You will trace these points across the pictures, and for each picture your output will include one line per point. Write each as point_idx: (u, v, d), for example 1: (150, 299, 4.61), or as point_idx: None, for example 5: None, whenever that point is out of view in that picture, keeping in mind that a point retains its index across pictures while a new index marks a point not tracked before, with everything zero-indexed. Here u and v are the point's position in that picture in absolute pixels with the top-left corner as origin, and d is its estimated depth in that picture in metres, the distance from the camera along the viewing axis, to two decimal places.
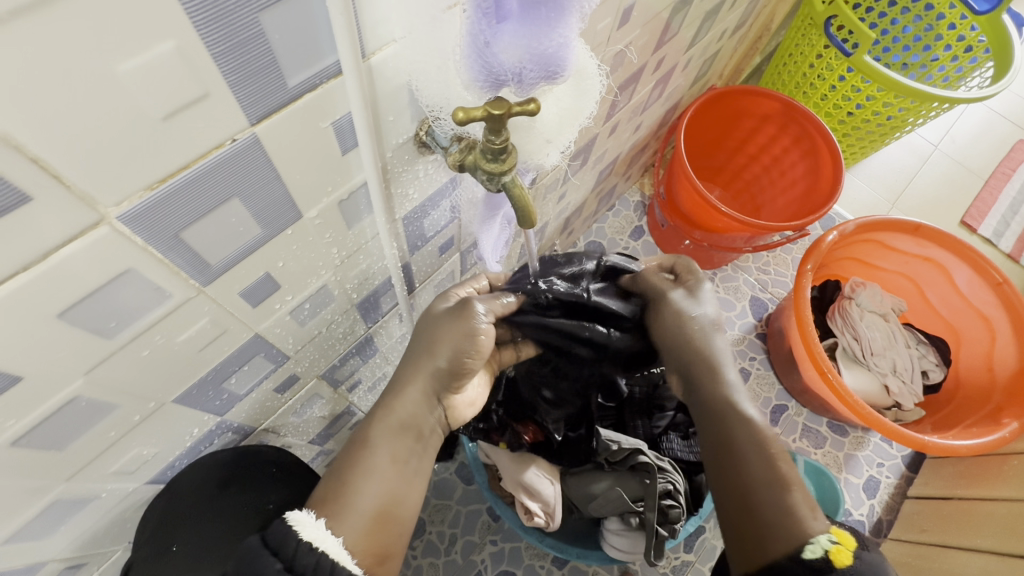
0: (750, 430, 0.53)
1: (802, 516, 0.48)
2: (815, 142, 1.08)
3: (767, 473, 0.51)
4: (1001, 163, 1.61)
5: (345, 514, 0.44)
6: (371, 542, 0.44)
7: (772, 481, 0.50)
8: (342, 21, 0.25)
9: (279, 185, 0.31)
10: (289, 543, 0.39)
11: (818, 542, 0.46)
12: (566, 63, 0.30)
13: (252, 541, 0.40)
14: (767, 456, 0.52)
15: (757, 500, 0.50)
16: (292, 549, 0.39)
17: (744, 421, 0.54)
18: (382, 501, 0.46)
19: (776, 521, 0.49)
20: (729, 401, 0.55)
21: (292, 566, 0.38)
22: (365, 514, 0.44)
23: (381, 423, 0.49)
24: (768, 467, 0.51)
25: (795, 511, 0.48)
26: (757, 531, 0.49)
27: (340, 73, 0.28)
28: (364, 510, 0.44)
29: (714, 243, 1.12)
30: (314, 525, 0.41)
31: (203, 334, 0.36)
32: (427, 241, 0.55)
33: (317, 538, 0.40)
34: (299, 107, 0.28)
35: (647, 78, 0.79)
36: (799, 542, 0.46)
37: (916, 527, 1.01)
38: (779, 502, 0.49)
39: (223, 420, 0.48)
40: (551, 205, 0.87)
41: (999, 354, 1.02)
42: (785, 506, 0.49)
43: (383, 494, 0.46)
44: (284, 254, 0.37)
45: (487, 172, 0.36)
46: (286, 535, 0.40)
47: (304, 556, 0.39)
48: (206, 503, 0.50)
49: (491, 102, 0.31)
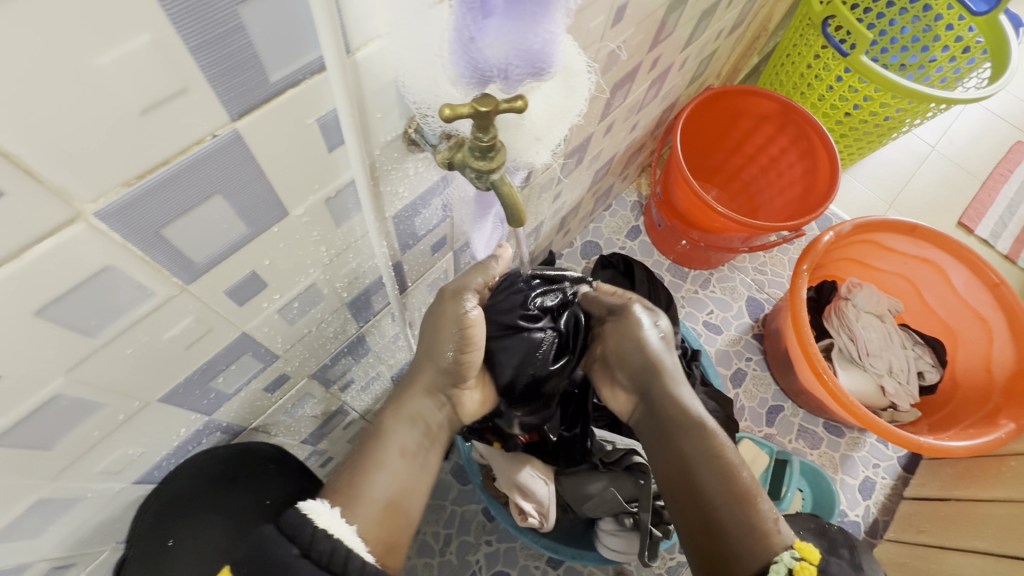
0: (707, 450, 0.55)
1: (767, 530, 0.51)
2: (812, 142, 1.08)
3: (728, 492, 0.53)
4: (998, 164, 1.61)
5: (358, 503, 0.44)
6: (382, 532, 0.45)
7: (732, 499, 0.52)
8: (324, 16, 0.24)
9: (263, 182, 0.31)
10: (305, 529, 0.40)
11: (782, 559, 0.49)
12: (553, 59, 0.30)
13: (266, 528, 0.41)
14: (725, 475, 0.53)
15: (728, 520, 0.52)
16: (309, 535, 0.40)
17: (698, 435, 0.55)
18: (391, 493, 0.46)
19: (743, 541, 0.51)
20: (684, 420, 0.57)
21: (309, 550, 0.39)
22: (376, 503, 0.45)
23: (392, 417, 0.50)
24: (730, 486, 0.53)
25: (760, 528, 0.51)
26: (727, 554, 0.51)
27: (324, 69, 0.28)
28: (375, 501, 0.45)
29: (711, 243, 1.11)
30: (327, 514, 0.42)
31: (188, 332, 0.36)
32: (419, 239, 0.55)
33: (332, 525, 0.41)
34: (282, 103, 0.28)
35: (643, 78, 0.78)
36: (766, 560, 0.49)
37: (913, 528, 1.00)
38: (744, 520, 0.51)
39: (211, 420, 0.47)
40: (546, 204, 0.87)
41: (996, 355, 1.02)
42: (749, 523, 0.51)
43: (393, 486, 0.47)
44: (271, 252, 0.37)
45: (476, 170, 0.35)
46: (301, 522, 0.40)
47: (321, 541, 0.40)
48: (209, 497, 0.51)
49: (478, 99, 0.30)
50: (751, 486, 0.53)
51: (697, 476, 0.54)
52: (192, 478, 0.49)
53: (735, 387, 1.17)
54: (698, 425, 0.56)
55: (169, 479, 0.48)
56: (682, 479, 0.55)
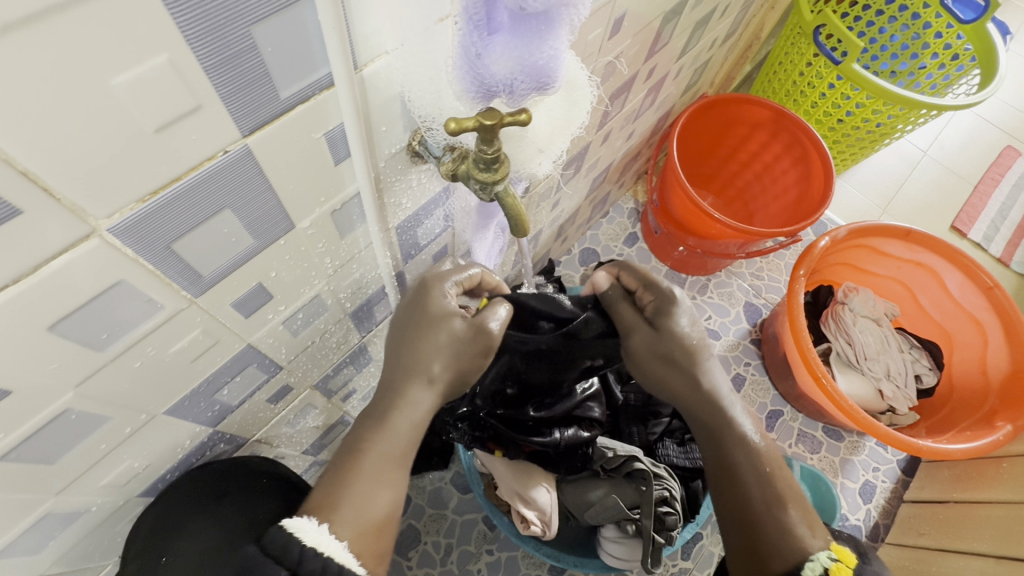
0: (746, 449, 0.56)
1: (801, 534, 0.52)
2: (806, 149, 1.09)
3: (764, 493, 0.54)
4: (990, 168, 1.63)
5: (346, 517, 0.43)
6: (369, 547, 0.44)
7: (764, 499, 0.54)
8: (336, 33, 0.25)
9: (271, 196, 0.31)
10: (293, 549, 0.40)
11: (817, 559, 0.50)
12: (557, 74, 0.30)
13: (251, 550, 0.41)
14: (763, 477, 0.55)
15: (762, 513, 0.54)
16: (297, 553, 0.40)
17: (741, 441, 0.57)
18: (387, 510, 0.46)
19: (778, 541, 0.52)
20: (725, 418, 0.58)
21: (298, 570, 0.39)
22: (366, 518, 0.44)
23: (380, 435, 0.47)
24: (764, 486, 0.55)
25: (793, 531, 0.52)
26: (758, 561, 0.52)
27: (333, 84, 0.28)
28: (363, 518, 0.44)
29: (708, 250, 1.12)
30: (316, 531, 0.42)
31: (194, 345, 0.36)
32: (420, 249, 0.55)
33: (320, 544, 0.41)
34: (291, 119, 0.28)
35: (640, 87, 0.79)
36: (800, 558, 0.50)
37: (913, 531, 1.00)
38: (778, 520, 0.53)
39: (215, 432, 0.48)
40: (545, 212, 0.88)
41: (991, 358, 1.03)
42: (784, 525, 0.52)
43: (389, 502, 0.46)
44: (276, 265, 0.37)
45: (480, 182, 0.36)
46: (288, 542, 0.40)
47: (310, 561, 0.40)
48: (203, 512, 0.48)
49: (483, 113, 0.31)
50: (785, 490, 0.54)
51: (736, 475, 0.56)
52: (191, 492, 0.48)
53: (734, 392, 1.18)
54: (737, 429, 0.57)
55: (167, 490, 0.47)
56: (721, 477, 0.57)
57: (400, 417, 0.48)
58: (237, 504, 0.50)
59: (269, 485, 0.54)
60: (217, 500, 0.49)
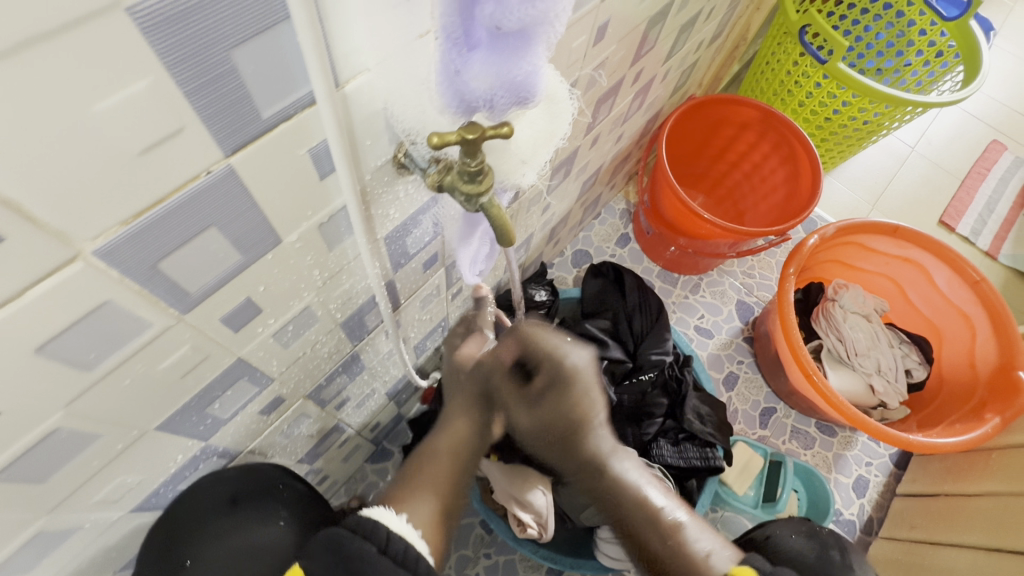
0: (630, 494, 0.59)
1: (701, 556, 0.53)
2: (794, 148, 1.10)
3: (659, 536, 0.56)
4: (976, 163, 1.65)
5: (416, 508, 0.51)
6: (436, 538, 0.50)
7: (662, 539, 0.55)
8: (316, 54, 0.25)
9: (257, 213, 0.32)
10: (380, 530, 0.44)
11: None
12: (536, 88, 0.31)
13: (335, 530, 0.44)
14: (652, 518, 0.57)
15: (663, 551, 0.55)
16: (384, 535, 0.44)
17: (623, 489, 0.60)
18: (438, 510, 0.53)
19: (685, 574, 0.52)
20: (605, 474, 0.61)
21: (386, 548, 0.43)
22: (430, 514, 0.51)
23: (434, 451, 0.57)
24: (653, 528, 0.57)
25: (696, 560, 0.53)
26: (657, 564, 0.54)
27: (315, 102, 0.29)
28: (428, 512, 0.51)
29: (699, 249, 1.13)
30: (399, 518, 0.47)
31: (184, 360, 0.36)
32: (410, 257, 0.56)
33: (403, 530, 0.46)
34: (274, 137, 0.28)
35: (627, 90, 0.80)
36: None
37: (906, 524, 1.01)
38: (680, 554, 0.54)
39: (208, 445, 0.48)
40: (536, 216, 0.88)
41: (979, 351, 1.04)
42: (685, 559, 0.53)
43: (440, 504, 0.53)
44: (265, 279, 0.37)
45: (465, 193, 0.36)
46: (375, 525, 0.44)
47: (394, 541, 0.44)
48: (216, 521, 0.49)
49: (465, 127, 0.31)
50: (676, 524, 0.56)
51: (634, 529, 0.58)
52: (208, 498, 0.49)
53: (728, 390, 1.19)
54: (618, 481, 0.61)
55: (181, 497, 0.48)
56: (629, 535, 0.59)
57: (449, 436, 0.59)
58: (252, 512, 0.52)
59: (289, 494, 0.55)
60: (231, 507, 0.50)
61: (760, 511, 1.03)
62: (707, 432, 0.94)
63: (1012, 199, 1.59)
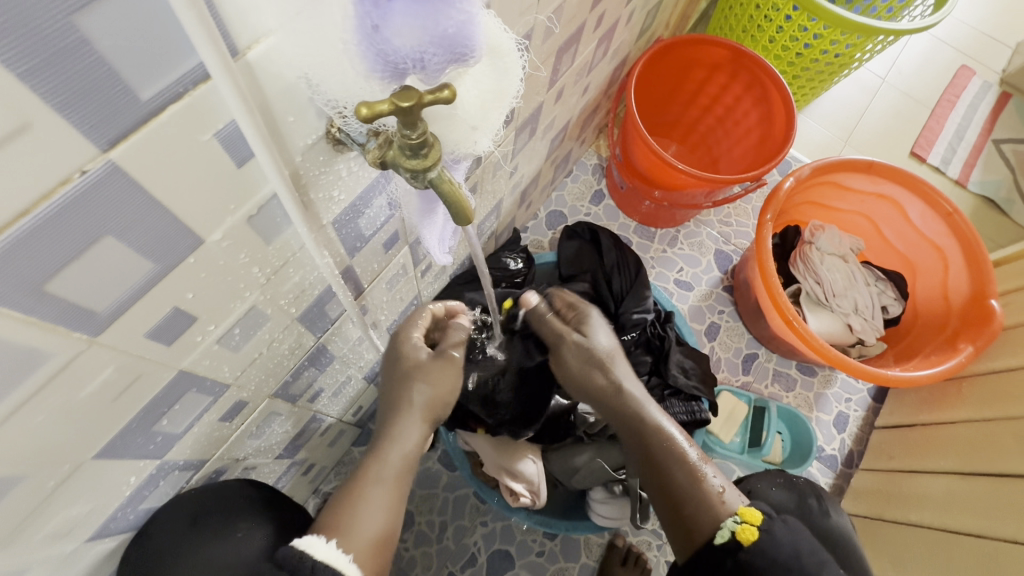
0: (660, 436, 0.60)
1: (715, 503, 0.56)
2: (766, 88, 1.06)
3: (682, 470, 0.58)
4: (947, 90, 1.62)
5: (350, 535, 0.49)
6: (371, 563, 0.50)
7: (684, 474, 0.58)
8: (194, 16, 0.20)
9: (162, 214, 0.27)
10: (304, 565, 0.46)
11: (727, 525, 0.55)
12: (474, 42, 0.27)
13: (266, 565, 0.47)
14: (670, 455, 0.59)
15: (679, 487, 0.58)
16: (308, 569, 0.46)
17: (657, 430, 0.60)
18: (379, 532, 0.51)
19: (696, 510, 0.57)
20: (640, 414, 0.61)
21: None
22: (369, 534, 0.50)
23: (377, 463, 0.54)
24: (673, 463, 0.58)
25: (708, 498, 0.57)
26: (669, 489, 0.58)
27: (210, 77, 0.24)
28: (365, 536, 0.50)
29: (674, 202, 1.10)
30: (325, 546, 0.48)
31: (111, 384, 0.32)
32: (367, 240, 0.52)
33: (329, 557, 0.47)
34: (164, 122, 0.24)
35: (589, 37, 0.74)
36: (714, 527, 0.55)
37: (883, 455, 1.04)
38: (694, 493, 0.57)
39: (165, 462, 0.44)
40: (504, 180, 0.83)
41: (952, 282, 1.05)
42: (699, 495, 0.57)
43: (385, 521, 0.52)
44: (193, 284, 0.33)
45: (410, 170, 0.32)
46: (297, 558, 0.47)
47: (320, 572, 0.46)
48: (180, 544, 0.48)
49: (398, 94, 0.27)
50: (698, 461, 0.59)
51: (651, 456, 0.60)
52: (167, 521, 0.48)
53: (710, 341, 1.19)
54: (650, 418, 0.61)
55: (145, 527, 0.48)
56: (643, 461, 0.61)
57: (393, 451, 0.55)
58: (215, 527, 0.51)
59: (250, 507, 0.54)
60: (190, 527, 0.49)
61: (746, 456, 1.05)
62: (692, 386, 0.95)
63: (981, 124, 1.58)
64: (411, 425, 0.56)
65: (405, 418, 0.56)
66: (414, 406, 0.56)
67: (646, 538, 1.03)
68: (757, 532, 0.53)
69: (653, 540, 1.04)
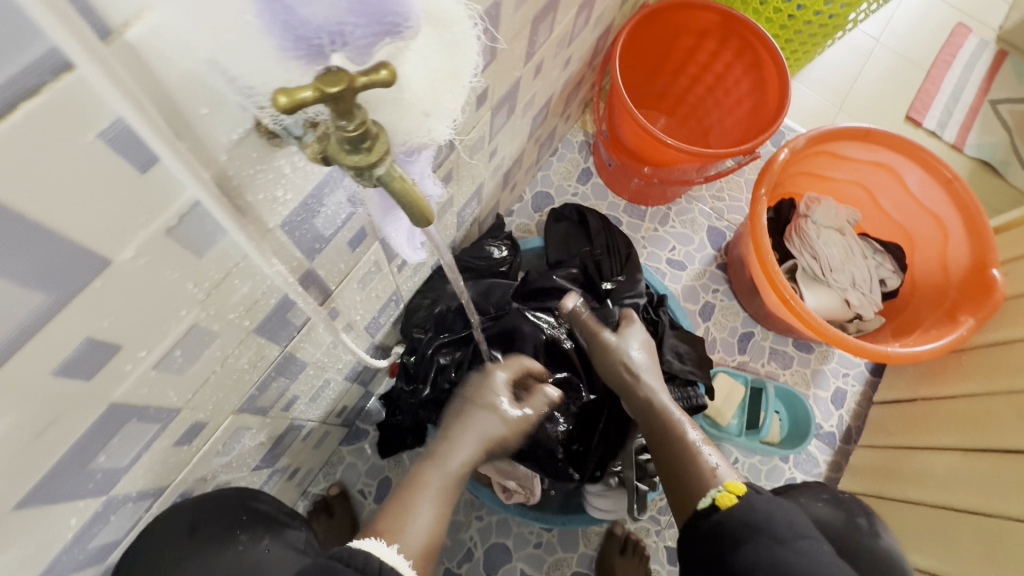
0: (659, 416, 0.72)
1: (705, 473, 0.63)
2: (758, 54, 1.00)
3: (676, 442, 0.68)
4: (942, 49, 1.56)
5: (405, 539, 0.54)
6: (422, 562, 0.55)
7: (680, 447, 0.67)
8: None
9: (46, 236, 0.23)
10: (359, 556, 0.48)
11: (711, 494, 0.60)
12: (404, 9, 0.24)
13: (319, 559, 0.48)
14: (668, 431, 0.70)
15: (674, 460, 0.67)
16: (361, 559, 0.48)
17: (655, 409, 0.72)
18: (425, 542, 0.56)
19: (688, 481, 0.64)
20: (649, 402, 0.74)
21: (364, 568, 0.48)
22: (422, 543, 0.55)
23: (434, 470, 0.62)
24: (669, 438, 0.69)
25: (700, 470, 0.64)
26: (666, 463, 0.68)
27: (75, 64, 0.19)
28: (418, 543, 0.55)
29: (664, 179, 1.05)
30: (384, 549, 0.52)
31: (19, 430, 0.28)
32: (327, 240, 0.47)
33: (386, 557, 0.51)
34: (19, 124, 0.19)
35: (568, 4, 0.68)
36: (702, 494, 0.61)
37: (884, 431, 1.02)
38: (685, 463, 0.65)
39: (113, 496, 0.40)
40: (483, 163, 0.78)
41: (952, 252, 1.02)
42: (688, 464, 0.65)
43: (435, 522, 0.58)
44: (108, 310, 0.28)
45: (353, 167, 0.27)
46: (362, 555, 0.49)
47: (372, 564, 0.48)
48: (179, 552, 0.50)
49: (323, 77, 0.23)
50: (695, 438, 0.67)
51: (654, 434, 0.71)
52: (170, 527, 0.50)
53: (704, 321, 1.16)
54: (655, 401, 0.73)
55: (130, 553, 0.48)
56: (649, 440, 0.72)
57: (451, 460, 0.63)
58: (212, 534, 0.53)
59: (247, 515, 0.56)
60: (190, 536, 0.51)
61: (744, 438, 1.03)
62: (687, 371, 0.92)
63: (977, 84, 1.53)
64: (465, 442, 0.65)
65: (460, 434, 0.66)
66: (467, 426, 0.67)
67: (645, 524, 1.02)
68: (736, 500, 0.57)
69: (652, 526, 1.02)
